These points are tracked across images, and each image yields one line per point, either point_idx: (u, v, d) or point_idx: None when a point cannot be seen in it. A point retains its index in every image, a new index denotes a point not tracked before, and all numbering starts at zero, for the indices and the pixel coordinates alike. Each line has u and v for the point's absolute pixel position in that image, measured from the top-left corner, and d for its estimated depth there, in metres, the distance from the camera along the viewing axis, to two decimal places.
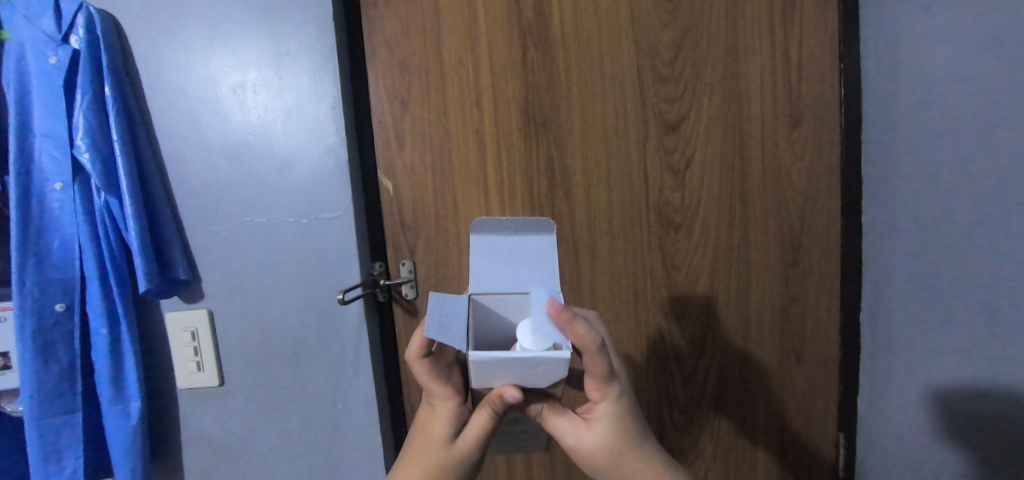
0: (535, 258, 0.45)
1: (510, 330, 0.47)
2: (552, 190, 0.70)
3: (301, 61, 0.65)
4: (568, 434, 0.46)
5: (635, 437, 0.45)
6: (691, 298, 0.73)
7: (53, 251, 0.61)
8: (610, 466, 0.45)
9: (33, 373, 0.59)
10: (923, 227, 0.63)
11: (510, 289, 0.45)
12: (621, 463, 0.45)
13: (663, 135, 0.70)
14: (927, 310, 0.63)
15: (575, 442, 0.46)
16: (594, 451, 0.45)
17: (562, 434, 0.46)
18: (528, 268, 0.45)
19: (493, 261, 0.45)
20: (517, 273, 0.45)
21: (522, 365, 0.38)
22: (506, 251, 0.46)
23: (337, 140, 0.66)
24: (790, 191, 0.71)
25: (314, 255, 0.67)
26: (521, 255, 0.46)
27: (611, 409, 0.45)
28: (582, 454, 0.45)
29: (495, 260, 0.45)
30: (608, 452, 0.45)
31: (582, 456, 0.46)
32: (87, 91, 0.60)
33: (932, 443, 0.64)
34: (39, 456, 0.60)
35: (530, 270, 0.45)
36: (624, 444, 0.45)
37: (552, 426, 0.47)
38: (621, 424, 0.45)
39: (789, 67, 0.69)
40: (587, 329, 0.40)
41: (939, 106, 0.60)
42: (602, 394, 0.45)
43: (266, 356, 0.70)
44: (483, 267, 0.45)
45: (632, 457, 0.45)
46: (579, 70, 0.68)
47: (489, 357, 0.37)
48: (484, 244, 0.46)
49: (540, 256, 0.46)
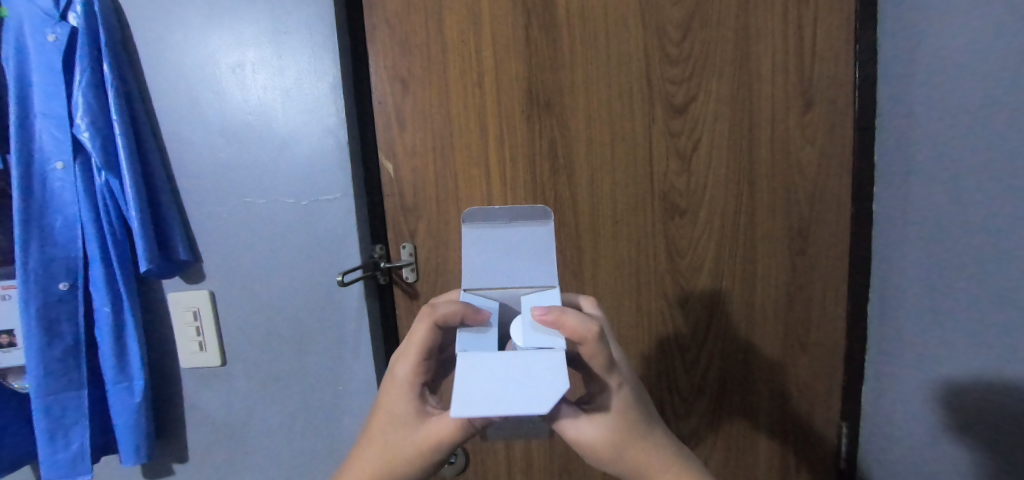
0: (532, 250, 0.44)
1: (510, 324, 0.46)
2: (555, 174, 0.69)
3: (301, 40, 0.64)
4: (569, 425, 0.44)
5: (636, 427, 0.45)
6: (695, 284, 0.72)
7: (56, 229, 0.61)
8: (612, 458, 0.44)
9: (39, 350, 0.60)
10: (936, 215, 0.61)
11: (510, 283, 0.45)
12: (622, 454, 0.44)
13: (670, 118, 0.68)
14: (938, 302, 0.62)
15: (575, 434, 0.44)
16: (596, 443, 0.44)
17: (562, 425, 0.44)
18: (526, 260, 0.44)
19: (490, 256, 0.45)
20: (513, 268, 0.44)
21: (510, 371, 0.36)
22: (500, 244, 0.44)
23: (337, 120, 0.65)
24: (799, 177, 0.69)
25: (316, 237, 0.67)
26: (517, 248, 0.44)
27: (611, 400, 0.45)
28: (584, 446, 0.44)
29: (491, 255, 0.44)
30: (610, 443, 0.44)
31: (584, 448, 0.44)
32: (86, 70, 0.59)
33: (937, 434, 0.63)
34: (45, 432, 0.61)
35: (529, 264, 0.44)
36: (625, 435, 0.45)
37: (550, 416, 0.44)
38: (621, 415, 0.45)
39: (802, 49, 0.66)
40: (581, 318, 0.40)
41: (954, 88, 0.57)
42: (602, 385, 0.45)
43: (268, 337, 0.70)
44: (481, 262, 0.45)
45: (631, 446, 0.45)
46: (584, 50, 0.66)
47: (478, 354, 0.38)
48: (478, 236, 0.44)
49: (537, 251, 0.44)
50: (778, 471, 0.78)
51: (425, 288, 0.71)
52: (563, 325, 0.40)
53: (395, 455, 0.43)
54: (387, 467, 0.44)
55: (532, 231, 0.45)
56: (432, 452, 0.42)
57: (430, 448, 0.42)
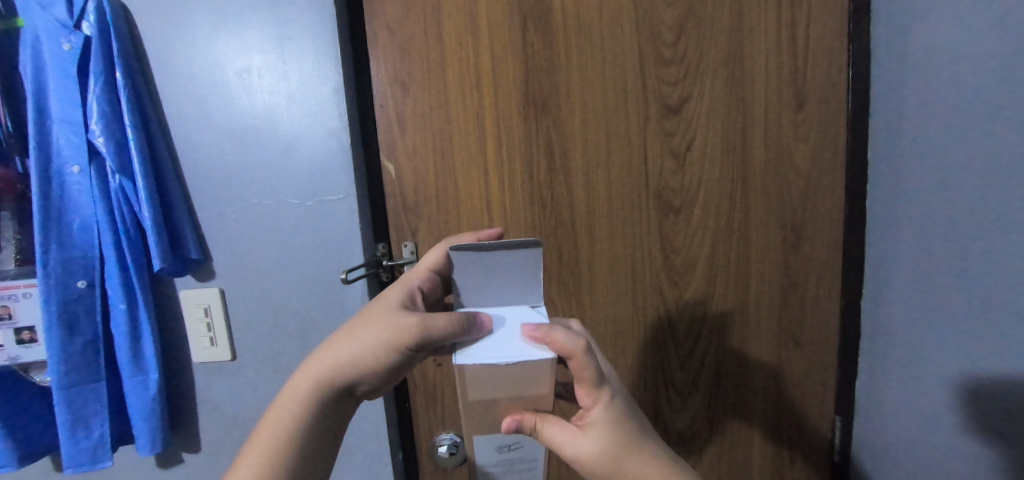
0: (521, 270, 0.47)
1: (485, 376, 0.44)
2: (552, 173, 0.71)
3: (305, 46, 0.67)
4: (567, 445, 0.47)
5: (630, 438, 0.48)
6: (690, 279, 0.74)
7: (73, 230, 0.64)
8: (609, 471, 0.47)
9: (60, 345, 0.63)
10: (930, 213, 0.62)
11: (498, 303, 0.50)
12: (618, 465, 0.47)
13: (664, 118, 0.69)
14: (933, 299, 0.63)
15: (574, 452, 0.47)
16: (593, 457, 0.47)
17: (559, 444, 0.47)
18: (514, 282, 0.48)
19: (484, 276, 0.48)
20: (504, 285, 0.48)
21: (508, 343, 0.45)
22: (491, 265, 0.47)
23: (339, 124, 0.68)
24: (792, 174, 0.70)
25: (321, 235, 0.70)
26: (506, 270, 0.47)
27: (603, 414, 0.47)
28: (581, 462, 0.48)
29: (484, 275, 0.48)
30: (606, 456, 0.47)
31: (582, 464, 0.47)
32: (100, 77, 0.62)
33: (933, 427, 0.64)
34: (67, 422, 0.64)
35: (522, 279, 0.48)
36: (619, 446, 0.47)
37: (547, 437, 0.48)
38: (614, 427, 0.47)
39: (796, 49, 0.67)
40: (569, 335, 0.44)
41: (945, 88, 0.58)
42: (594, 400, 0.48)
43: (276, 332, 0.73)
44: (475, 282, 0.48)
45: (629, 458, 0.47)
46: (579, 51, 0.68)
47: (474, 355, 0.43)
48: (471, 258, 0.46)
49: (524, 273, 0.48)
50: (773, 464, 0.79)
51: None
52: (550, 336, 0.44)
53: (371, 331, 0.47)
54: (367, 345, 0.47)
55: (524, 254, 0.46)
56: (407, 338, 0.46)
57: (405, 336, 0.46)
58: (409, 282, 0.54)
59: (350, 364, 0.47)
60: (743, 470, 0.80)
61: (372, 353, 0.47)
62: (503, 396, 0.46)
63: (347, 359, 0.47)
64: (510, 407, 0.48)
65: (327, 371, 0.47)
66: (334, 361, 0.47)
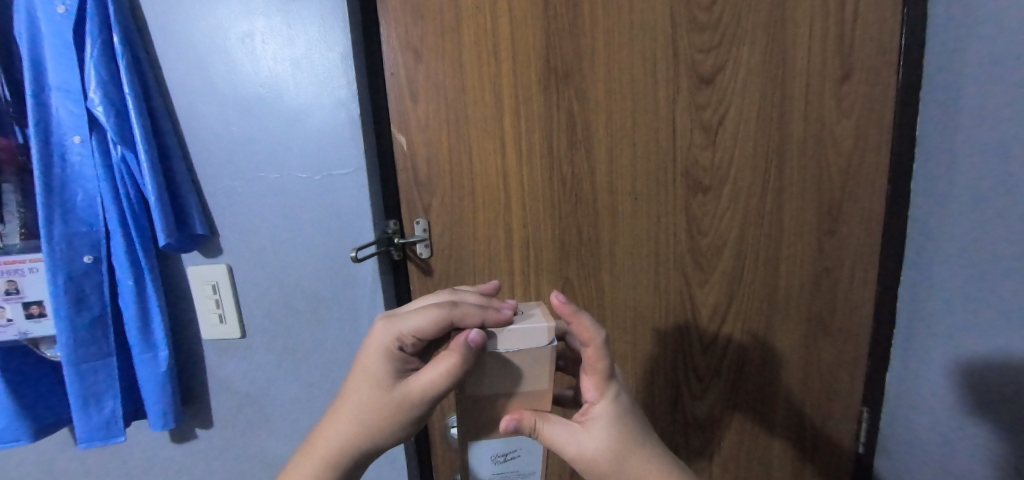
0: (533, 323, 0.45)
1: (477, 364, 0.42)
2: (573, 148, 0.66)
3: (310, 8, 0.62)
4: (569, 445, 0.43)
5: (634, 435, 0.44)
6: (717, 261, 0.70)
7: (76, 203, 0.62)
8: (611, 471, 0.43)
9: (67, 321, 0.62)
10: (979, 193, 0.57)
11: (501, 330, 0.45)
12: (622, 463, 0.43)
13: (695, 89, 0.64)
14: (979, 289, 0.58)
15: (576, 450, 0.43)
16: (595, 457, 0.43)
17: (561, 444, 0.43)
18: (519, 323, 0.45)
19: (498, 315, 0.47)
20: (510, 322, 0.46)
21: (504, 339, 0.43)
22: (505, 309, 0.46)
23: (348, 92, 0.64)
24: (831, 151, 0.65)
25: (329, 212, 0.67)
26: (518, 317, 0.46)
27: (607, 409, 0.44)
28: (584, 462, 0.43)
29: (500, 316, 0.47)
30: (610, 455, 0.43)
31: (583, 464, 0.43)
32: (97, 41, 0.58)
33: (966, 421, 0.61)
34: (79, 397, 0.64)
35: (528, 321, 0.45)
36: (622, 443, 0.44)
37: (547, 438, 0.44)
38: (619, 425, 0.44)
39: (844, 12, 0.61)
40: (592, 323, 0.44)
41: (1012, 51, 0.52)
42: (599, 393, 0.45)
43: (286, 310, 0.71)
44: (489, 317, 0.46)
45: (632, 458, 0.43)
46: (606, 15, 0.63)
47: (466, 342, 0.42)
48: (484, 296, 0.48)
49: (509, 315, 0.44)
50: (794, 455, 0.77)
51: (439, 264, 0.72)
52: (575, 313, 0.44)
53: (366, 412, 0.43)
54: (372, 427, 0.43)
55: (530, 326, 0.42)
56: (410, 405, 0.43)
57: (407, 408, 0.43)
58: (389, 347, 0.44)
59: (358, 448, 0.43)
60: (764, 460, 0.78)
61: (382, 435, 0.43)
62: (501, 393, 0.44)
63: (336, 451, 0.43)
64: (510, 405, 0.45)
65: (331, 460, 0.43)
66: (327, 452, 0.43)
